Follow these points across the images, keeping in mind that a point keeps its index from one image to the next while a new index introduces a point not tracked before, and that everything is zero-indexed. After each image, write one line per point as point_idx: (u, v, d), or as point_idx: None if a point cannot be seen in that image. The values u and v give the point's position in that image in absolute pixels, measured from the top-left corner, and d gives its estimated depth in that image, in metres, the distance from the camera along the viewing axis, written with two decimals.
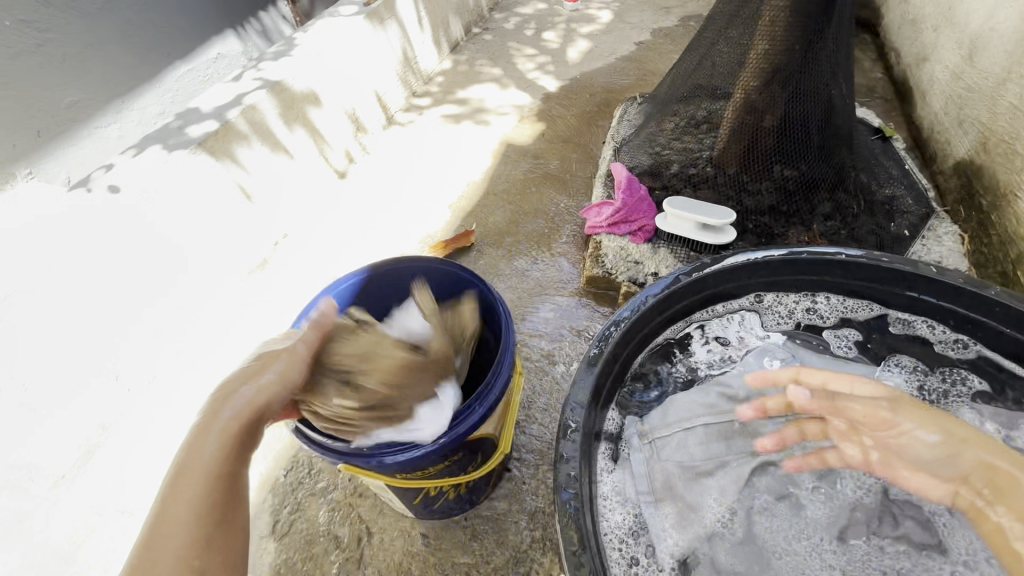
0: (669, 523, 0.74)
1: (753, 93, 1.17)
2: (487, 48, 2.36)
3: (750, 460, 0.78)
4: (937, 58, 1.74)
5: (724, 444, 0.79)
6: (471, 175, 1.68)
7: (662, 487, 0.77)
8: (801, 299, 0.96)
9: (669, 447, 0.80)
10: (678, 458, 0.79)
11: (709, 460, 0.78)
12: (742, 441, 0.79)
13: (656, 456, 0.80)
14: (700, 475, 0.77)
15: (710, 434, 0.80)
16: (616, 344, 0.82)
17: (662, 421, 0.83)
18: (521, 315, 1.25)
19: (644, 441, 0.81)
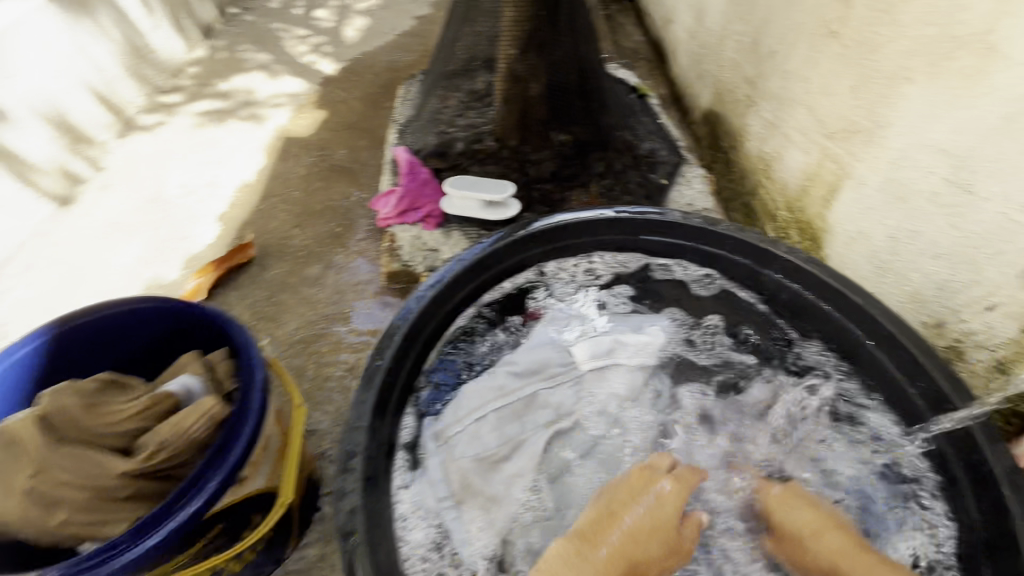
0: (471, 520, 0.75)
1: (514, 63, 1.15)
2: (249, 31, 2.06)
3: (543, 432, 0.82)
4: (677, 20, 1.95)
5: (518, 424, 0.83)
6: (244, 179, 1.46)
7: (461, 487, 0.76)
8: (579, 262, 0.99)
9: (463, 440, 0.80)
10: (474, 450, 0.79)
11: (503, 444, 0.80)
12: (534, 415, 0.84)
13: (451, 455, 0.79)
14: (494, 461, 0.79)
15: (502, 417, 0.83)
16: (392, 354, 0.75)
17: (456, 417, 0.82)
18: (317, 329, 1.12)
19: (440, 441, 0.80)
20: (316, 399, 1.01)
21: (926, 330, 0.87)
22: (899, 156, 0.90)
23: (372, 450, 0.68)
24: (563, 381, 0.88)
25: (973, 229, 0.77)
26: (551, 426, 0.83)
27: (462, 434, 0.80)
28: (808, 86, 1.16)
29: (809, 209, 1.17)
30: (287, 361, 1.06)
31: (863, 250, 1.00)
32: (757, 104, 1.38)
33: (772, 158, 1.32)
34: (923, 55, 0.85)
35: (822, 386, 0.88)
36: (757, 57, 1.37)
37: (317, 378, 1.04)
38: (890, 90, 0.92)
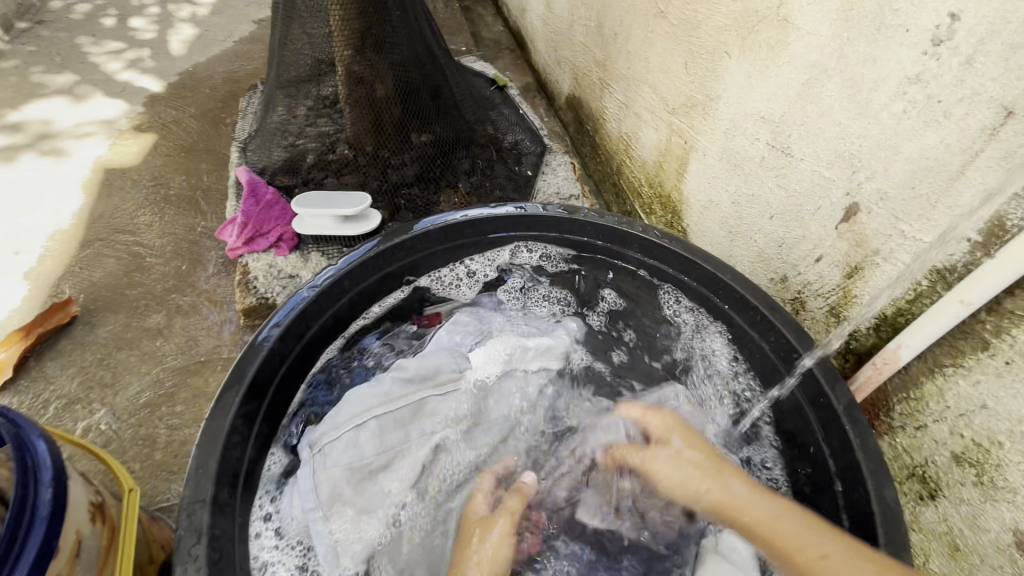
0: (338, 535, 0.69)
1: (351, 64, 1.06)
2: (49, 50, 1.77)
3: (428, 441, 0.76)
4: (529, 8, 1.96)
5: (402, 432, 0.76)
6: (57, 224, 1.24)
7: (329, 496, 0.69)
8: (460, 263, 0.97)
9: (337, 448, 0.71)
10: (347, 459, 0.71)
11: (382, 454, 0.73)
12: (421, 422, 0.77)
13: (323, 463, 0.71)
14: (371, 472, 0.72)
15: (385, 425, 0.74)
16: (240, 404, 0.67)
17: (334, 424, 0.74)
18: (167, 387, 0.97)
19: (313, 451, 0.72)
20: (173, 468, 0.88)
21: (774, 285, 0.93)
22: (731, 126, 0.95)
23: (220, 523, 0.60)
24: (454, 389, 0.82)
25: (796, 186, 0.83)
26: (439, 434, 0.77)
27: (336, 442, 0.71)
28: (649, 66, 1.20)
29: (666, 183, 1.22)
30: (131, 431, 0.92)
31: (714, 217, 1.05)
32: (609, 86, 1.42)
33: (630, 137, 1.35)
34: (734, 29, 0.90)
35: (705, 351, 0.91)
36: (603, 40, 1.40)
37: (171, 444, 0.90)
38: (714, 64, 0.97)
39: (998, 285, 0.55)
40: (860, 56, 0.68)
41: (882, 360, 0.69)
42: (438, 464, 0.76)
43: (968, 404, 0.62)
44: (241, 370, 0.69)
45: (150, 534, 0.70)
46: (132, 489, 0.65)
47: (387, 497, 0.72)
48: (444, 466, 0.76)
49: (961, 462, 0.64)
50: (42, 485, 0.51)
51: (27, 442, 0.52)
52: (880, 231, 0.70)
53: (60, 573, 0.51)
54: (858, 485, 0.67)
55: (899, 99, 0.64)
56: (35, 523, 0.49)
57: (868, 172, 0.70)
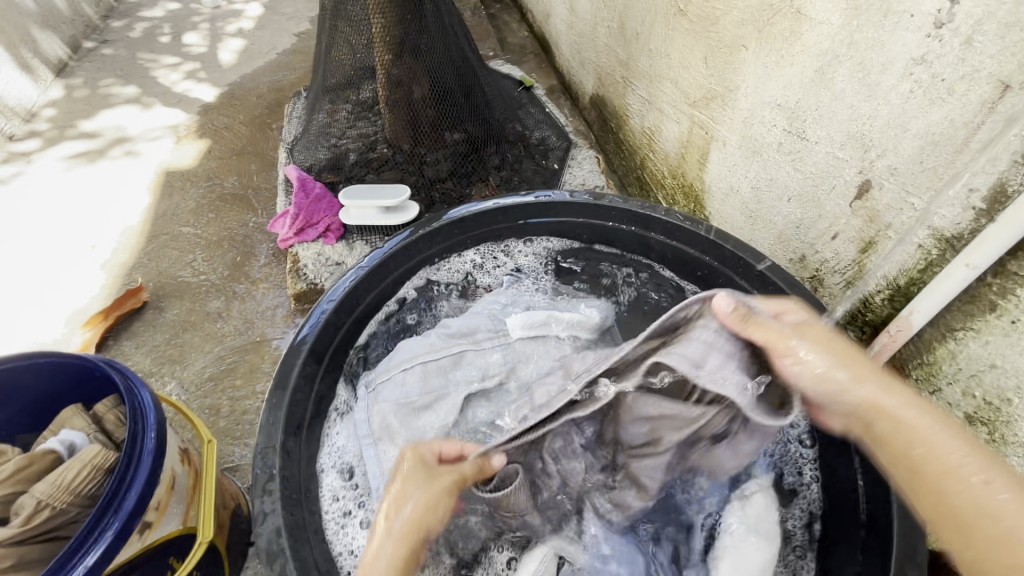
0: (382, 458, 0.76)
1: (390, 68, 1.15)
2: (113, 66, 1.93)
3: (466, 386, 0.83)
4: (553, 13, 2.03)
5: (442, 378, 0.84)
6: (127, 221, 1.37)
7: (379, 427, 0.78)
8: (499, 249, 1.05)
9: (389, 386, 0.82)
10: (397, 396, 0.81)
11: (426, 394, 0.81)
12: (459, 370, 0.85)
13: (376, 400, 0.81)
14: (419, 409, 0.80)
15: (429, 370, 0.83)
16: (302, 366, 0.76)
17: (387, 367, 0.84)
18: (228, 363, 1.07)
19: (370, 389, 0.83)
20: (237, 433, 0.97)
21: (794, 265, 0.97)
22: (749, 115, 1.00)
23: (289, 466, 0.68)
24: (492, 345, 0.88)
25: (812, 168, 0.87)
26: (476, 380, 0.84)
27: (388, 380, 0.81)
28: (670, 62, 1.26)
29: (689, 173, 1.26)
30: (199, 402, 1.01)
31: (735, 203, 1.10)
32: (632, 83, 1.47)
33: (652, 131, 1.41)
34: (752, 23, 0.95)
35: None
36: (626, 39, 1.46)
37: (234, 413, 1.00)
38: (732, 58, 1.02)
39: (1000, 247, 0.59)
40: (869, 42, 0.72)
41: (895, 328, 0.72)
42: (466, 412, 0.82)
43: (978, 364, 0.66)
44: (298, 344, 0.77)
45: (222, 484, 0.79)
46: (211, 440, 0.73)
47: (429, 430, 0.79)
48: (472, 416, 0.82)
49: (974, 421, 0.68)
50: (148, 424, 0.59)
51: (134, 390, 0.61)
52: (892, 205, 0.74)
53: (161, 501, 0.59)
54: None
55: (906, 79, 0.68)
56: (142, 454, 0.57)
57: (879, 150, 0.74)
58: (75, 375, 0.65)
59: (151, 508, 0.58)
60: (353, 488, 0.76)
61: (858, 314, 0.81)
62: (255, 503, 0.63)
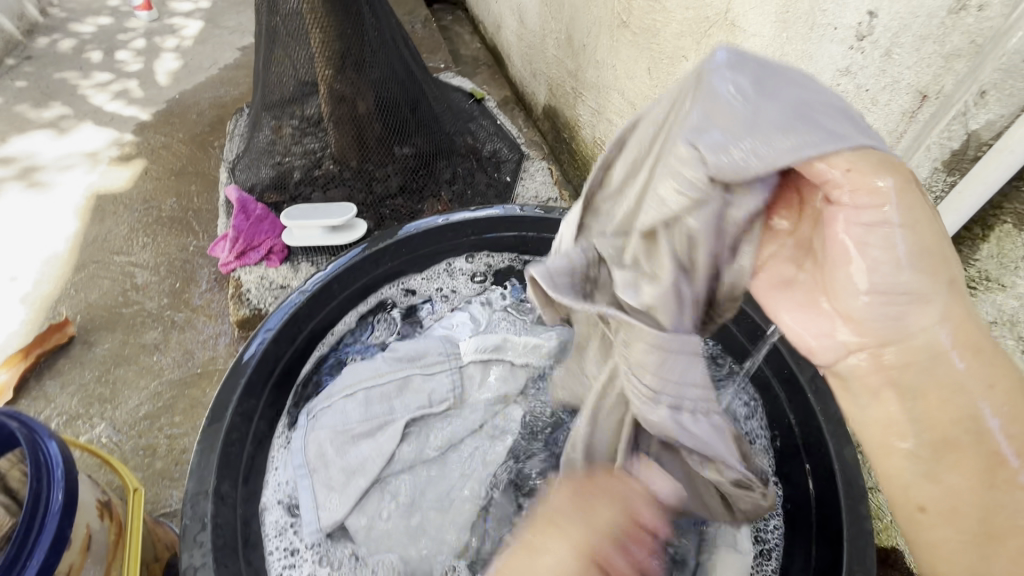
0: (319, 490, 0.73)
1: (333, 84, 1.12)
2: (39, 85, 1.82)
3: (411, 413, 0.78)
4: (504, 25, 2.04)
5: (387, 405, 0.78)
6: (52, 250, 1.27)
7: (315, 456, 0.74)
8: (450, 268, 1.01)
9: (329, 413, 0.77)
10: (335, 422, 0.76)
11: (368, 422, 0.76)
12: (405, 398, 0.79)
13: (315, 427, 0.76)
14: (357, 438, 0.75)
15: (372, 396, 0.78)
16: (238, 401, 0.71)
17: (330, 393, 0.79)
18: (166, 398, 1.01)
19: (309, 416, 0.78)
20: (174, 475, 0.91)
21: None
22: None
23: (221, 513, 0.63)
24: (442, 369, 0.83)
25: None
26: (422, 410, 0.79)
27: (328, 407, 0.76)
28: (616, 73, 1.27)
29: None
30: (133, 442, 0.94)
31: None
32: (582, 94, 1.48)
33: (603, 141, 1.42)
34: (690, 35, 0.96)
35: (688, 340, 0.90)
36: (574, 51, 1.48)
37: (171, 453, 0.93)
38: (674, 69, 1.04)
39: None
40: (798, 53, 0.74)
41: None
42: (412, 440, 0.77)
43: None
44: (235, 376, 0.73)
45: (155, 534, 0.73)
46: (138, 489, 0.67)
47: (369, 462, 0.73)
48: (418, 444, 0.77)
49: None
50: (54, 480, 0.53)
51: (40, 443, 0.55)
52: None
53: (73, 564, 0.54)
54: (819, 448, 0.71)
55: (834, 90, 0.70)
56: (48, 513, 0.52)
57: None
58: None
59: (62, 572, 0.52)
60: (297, 526, 0.72)
61: None
62: (183, 556, 0.58)
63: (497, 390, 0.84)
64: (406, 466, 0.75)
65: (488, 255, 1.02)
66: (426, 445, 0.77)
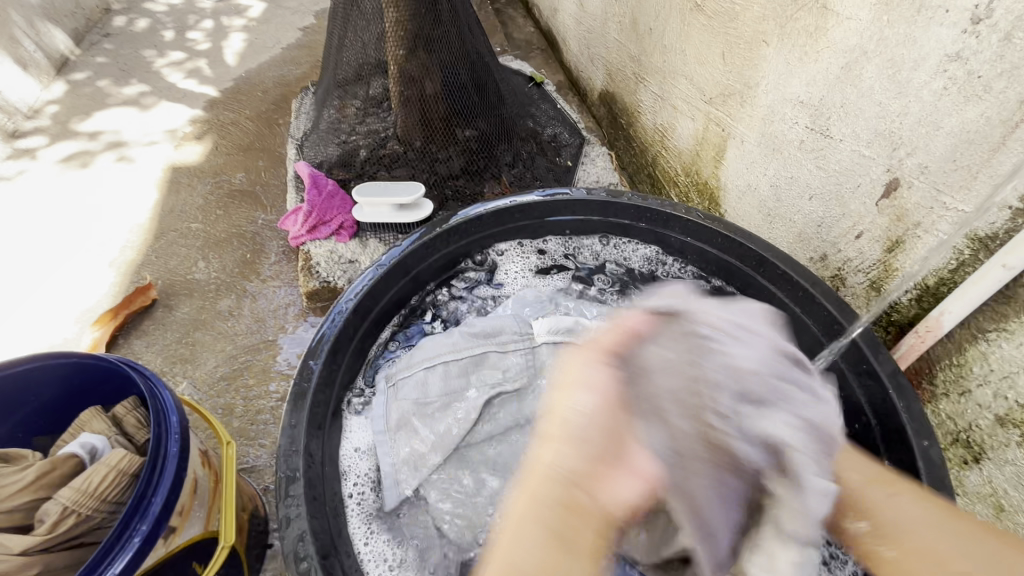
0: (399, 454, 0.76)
1: (404, 63, 1.13)
2: (116, 62, 1.92)
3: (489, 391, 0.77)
4: (561, 8, 2.01)
5: (465, 380, 0.79)
6: (133, 219, 1.35)
7: (395, 423, 0.78)
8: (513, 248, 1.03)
9: (408, 384, 0.79)
10: (415, 395, 0.78)
11: (444, 396, 0.77)
12: (483, 372, 0.79)
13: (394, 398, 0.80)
14: (434, 411, 0.77)
15: (451, 370, 0.79)
16: (324, 365, 0.74)
17: (408, 364, 0.81)
18: (242, 362, 1.06)
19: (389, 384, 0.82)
20: (251, 434, 0.96)
21: (815, 264, 0.95)
22: (769, 112, 0.99)
23: (312, 473, 0.66)
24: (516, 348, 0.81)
25: (836, 167, 0.86)
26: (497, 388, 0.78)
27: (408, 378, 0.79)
28: (684, 57, 1.24)
29: (703, 171, 1.25)
30: (213, 401, 1.00)
31: (753, 201, 1.08)
32: (644, 80, 1.46)
33: (665, 128, 1.40)
34: (773, 19, 0.94)
35: None
36: (638, 35, 1.45)
37: (248, 413, 0.98)
38: (751, 54, 1.01)
39: None
40: (900, 38, 0.71)
41: (925, 327, 0.72)
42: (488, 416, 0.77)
43: (1011, 366, 0.65)
44: (320, 342, 0.76)
45: (241, 486, 0.78)
46: (230, 442, 0.72)
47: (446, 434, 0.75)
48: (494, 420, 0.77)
49: (1006, 424, 0.67)
50: (171, 426, 0.57)
51: (156, 391, 0.60)
52: (921, 204, 0.73)
53: (185, 505, 0.58)
54: (903, 447, 0.70)
55: (940, 76, 0.67)
56: (167, 456, 0.56)
57: (908, 149, 0.73)
58: (92, 377, 0.64)
59: (178, 509, 0.56)
60: None
61: (883, 314, 0.81)
62: (279, 508, 0.61)
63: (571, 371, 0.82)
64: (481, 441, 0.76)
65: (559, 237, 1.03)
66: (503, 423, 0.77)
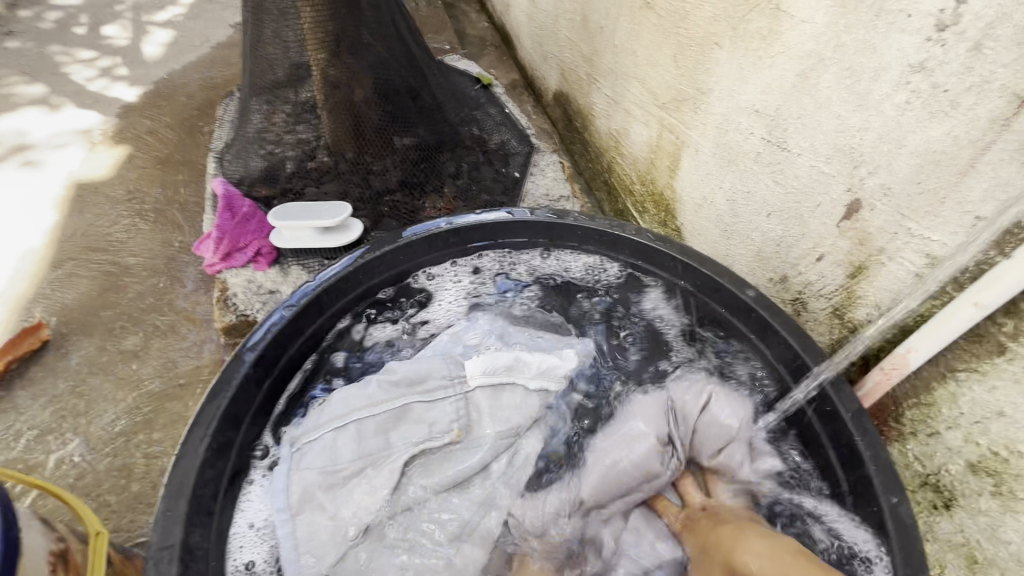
0: (305, 534, 0.65)
1: (326, 68, 1.01)
2: (18, 61, 1.72)
3: (411, 449, 0.69)
4: (513, 2, 1.90)
5: (383, 439, 0.70)
6: (27, 244, 1.19)
7: (299, 499, 0.66)
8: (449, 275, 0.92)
9: (315, 450, 0.68)
10: (321, 461, 0.67)
11: (357, 460, 0.67)
12: (406, 428, 0.71)
13: (298, 464, 0.68)
14: (346, 479, 0.67)
15: (367, 429, 0.70)
16: (213, 435, 0.63)
17: (317, 423, 0.70)
18: (145, 412, 0.93)
19: (294, 448, 0.70)
20: (152, 499, 0.84)
21: (774, 286, 0.88)
22: (723, 121, 0.91)
23: (190, 572, 0.55)
24: (445, 396, 0.74)
25: (793, 183, 0.79)
26: (422, 443, 0.70)
27: (315, 443, 0.68)
28: (636, 59, 1.16)
29: (659, 180, 1.18)
30: (109, 461, 0.87)
31: (709, 215, 1.01)
32: (597, 81, 1.37)
33: (619, 134, 1.31)
34: (725, 19, 0.86)
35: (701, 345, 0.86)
36: (589, 34, 1.36)
37: (149, 474, 0.86)
38: (704, 56, 0.93)
39: (1013, 288, 0.52)
40: (859, 44, 0.64)
41: (891, 364, 0.66)
42: (409, 476, 0.69)
43: (984, 411, 0.59)
44: (211, 406, 0.65)
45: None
46: (100, 532, 0.60)
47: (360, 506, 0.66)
48: (418, 479, 0.69)
49: (977, 471, 0.61)
50: None
51: None
52: (884, 229, 0.66)
53: None
54: (871, 500, 0.63)
55: (903, 89, 0.60)
56: None
57: (869, 167, 0.66)
58: None
59: None
60: None
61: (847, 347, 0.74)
62: None
63: (510, 420, 0.74)
64: (407, 505, 0.68)
65: (499, 258, 0.92)
66: (428, 487, 0.69)
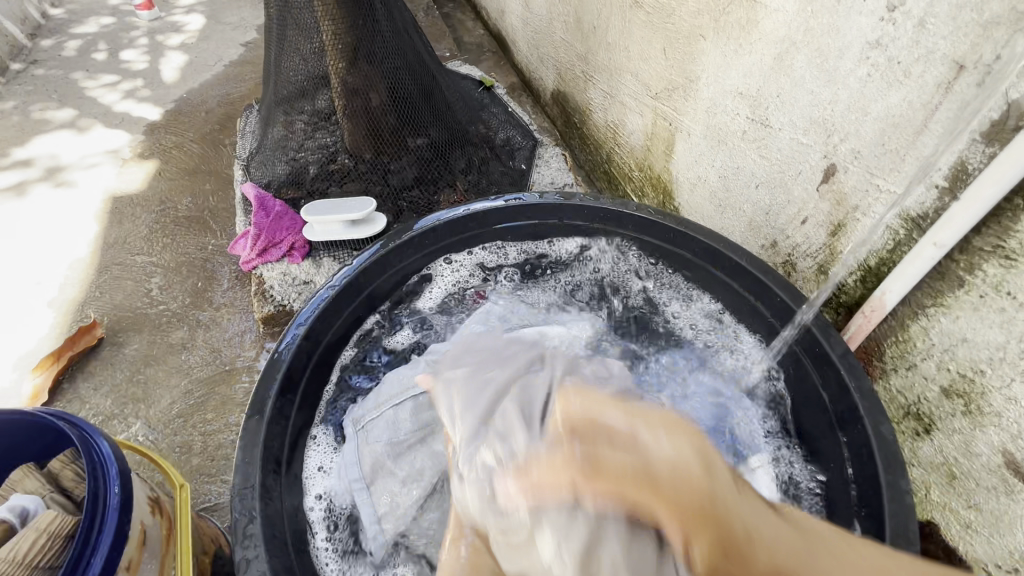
0: (380, 500, 0.72)
1: (345, 76, 1.11)
2: (45, 88, 1.82)
3: None
4: (508, 10, 2.00)
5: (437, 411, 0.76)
6: (72, 253, 1.29)
7: (371, 468, 0.73)
8: (467, 257, 1.01)
9: (378, 425, 0.76)
10: (387, 434, 0.75)
11: (417, 432, 0.74)
12: None
13: (366, 438, 0.75)
14: (410, 447, 0.74)
15: (423, 403, 0.76)
16: (275, 397, 0.72)
17: (377, 402, 0.78)
18: (198, 397, 1.02)
19: (359, 427, 0.77)
20: (212, 470, 0.92)
21: (766, 252, 0.97)
22: (712, 105, 1.00)
23: (269, 507, 0.64)
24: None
25: (777, 156, 0.88)
26: None
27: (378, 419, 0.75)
28: (628, 54, 1.25)
29: (655, 165, 1.27)
30: (169, 440, 0.96)
31: (703, 193, 1.10)
32: (593, 78, 1.46)
33: (616, 125, 1.40)
34: (707, 13, 0.95)
35: (700, 300, 0.96)
36: (583, 34, 1.46)
37: (207, 449, 0.95)
38: (690, 48, 1.03)
39: (965, 225, 0.60)
40: (825, 27, 0.73)
41: (870, 307, 0.74)
42: None
43: (951, 339, 0.67)
44: (272, 370, 0.74)
45: (201, 529, 0.75)
46: (183, 485, 0.69)
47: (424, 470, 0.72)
48: None
49: (950, 395, 0.69)
50: (110, 476, 0.55)
51: (92, 441, 0.57)
52: (858, 188, 0.75)
53: (132, 558, 0.55)
54: (857, 423, 0.71)
55: (864, 63, 0.69)
56: (107, 508, 0.53)
57: (841, 135, 0.75)
58: (28, 432, 0.61)
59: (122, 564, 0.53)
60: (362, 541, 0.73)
61: (833, 296, 0.83)
62: (236, 550, 0.58)
63: None
64: None
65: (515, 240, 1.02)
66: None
